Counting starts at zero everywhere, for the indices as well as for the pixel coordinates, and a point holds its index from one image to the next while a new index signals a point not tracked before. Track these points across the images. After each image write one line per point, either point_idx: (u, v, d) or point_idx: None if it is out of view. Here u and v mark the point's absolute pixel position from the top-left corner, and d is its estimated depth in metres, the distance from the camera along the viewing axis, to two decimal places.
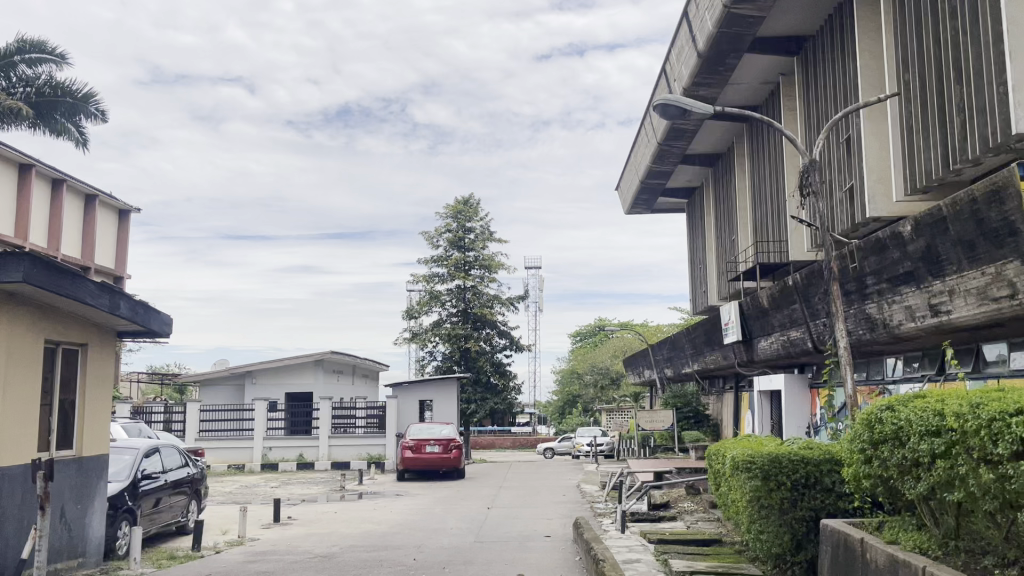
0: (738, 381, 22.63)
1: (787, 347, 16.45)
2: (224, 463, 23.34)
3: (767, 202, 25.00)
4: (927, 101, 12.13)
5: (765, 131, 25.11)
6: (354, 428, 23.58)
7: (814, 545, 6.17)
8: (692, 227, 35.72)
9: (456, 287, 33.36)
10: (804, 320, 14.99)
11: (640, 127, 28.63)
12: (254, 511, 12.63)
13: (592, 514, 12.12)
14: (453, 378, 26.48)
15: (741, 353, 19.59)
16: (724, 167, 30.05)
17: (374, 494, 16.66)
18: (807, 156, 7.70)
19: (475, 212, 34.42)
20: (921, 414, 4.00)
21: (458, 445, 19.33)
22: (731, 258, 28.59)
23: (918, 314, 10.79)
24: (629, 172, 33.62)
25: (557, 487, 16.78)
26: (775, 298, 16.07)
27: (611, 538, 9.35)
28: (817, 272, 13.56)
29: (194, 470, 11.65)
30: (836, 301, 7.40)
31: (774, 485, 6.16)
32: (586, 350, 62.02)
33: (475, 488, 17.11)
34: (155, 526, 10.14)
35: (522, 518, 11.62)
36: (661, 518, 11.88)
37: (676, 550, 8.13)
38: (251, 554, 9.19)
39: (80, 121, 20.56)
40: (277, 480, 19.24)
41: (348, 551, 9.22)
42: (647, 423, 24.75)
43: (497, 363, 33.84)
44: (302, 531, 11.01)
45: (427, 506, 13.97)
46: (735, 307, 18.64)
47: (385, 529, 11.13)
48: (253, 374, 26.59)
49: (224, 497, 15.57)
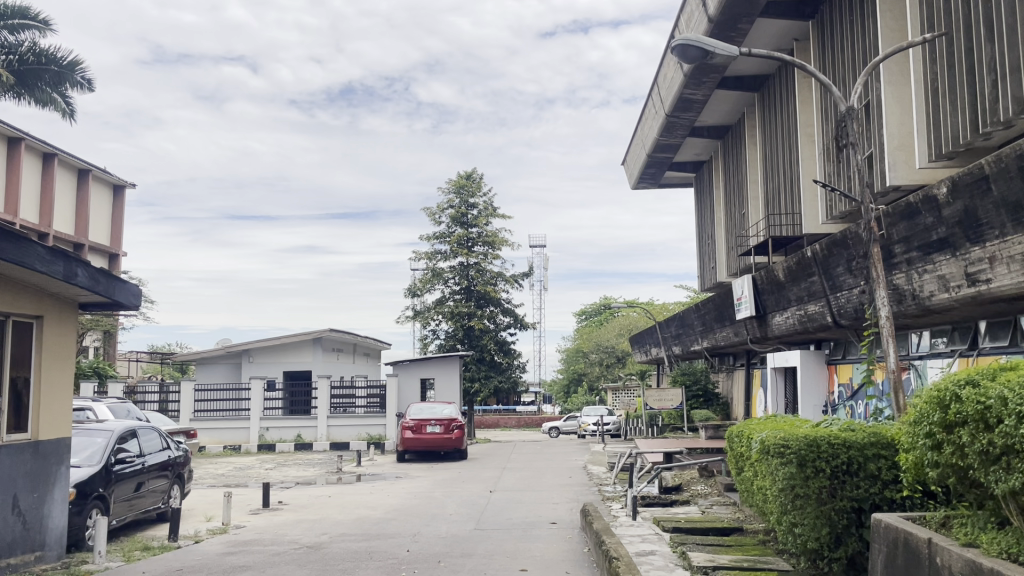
0: (749, 358, 21.94)
1: (804, 322, 15.67)
2: (219, 443, 22.71)
3: (779, 174, 24.12)
4: (954, 59, 11.25)
5: (777, 100, 24.14)
6: (354, 408, 23.07)
7: (855, 539, 5.47)
8: (700, 202, 34.86)
9: (459, 264, 32.62)
10: (823, 294, 14.22)
11: (648, 99, 27.68)
12: (242, 496, 11.93)
13: (600, 498, 11.40)
14: (455, 356, 25.79)
15: (753, 329, 18.83)
16: (733, 140, 29.15)
17: (373, 476, 16.00)
18: (843, 103, 6.90)
19: (478, 188, 33.58)
20: (1017, 390, 3.26)
21: (460, 425, 18.70)
22: (741, 232, 27.77)
23: (952, 284, 10.02)
24: (635, 146, 32.73)
25: (563, 469, 16.10)
26: (792, 271, 15.30)
27: (623, 526, 8.63)
28: (839, 242, 12.77)
29: (177, 453, 10.94)
30: (877, 266, 6.57)
31: (813, 471, 5.44)
32: (591, 328, 61.37)
33: (478, 469, 16.46)
34: (132, 513, 9.45)
35: (526, 504, 10.94)
36: (674, 502, 11.16)
37: (694, 541, 7.42)
38: (233, 544, 8.50)
39: (66, 91, 19.75)
40: (273, 461, 18.60)
41: (338, 541, 8.48)
42: (656, 402, 24.08)
43: (501, 341, 33.15)
44: (290, 518, 10.29)
45: (426, 490, 13.27)
46: (748, 281, 17.83)
47: (380, 516, 10.41)
48: (250, 352, 25.93)
49: (216, 480, 14.91)
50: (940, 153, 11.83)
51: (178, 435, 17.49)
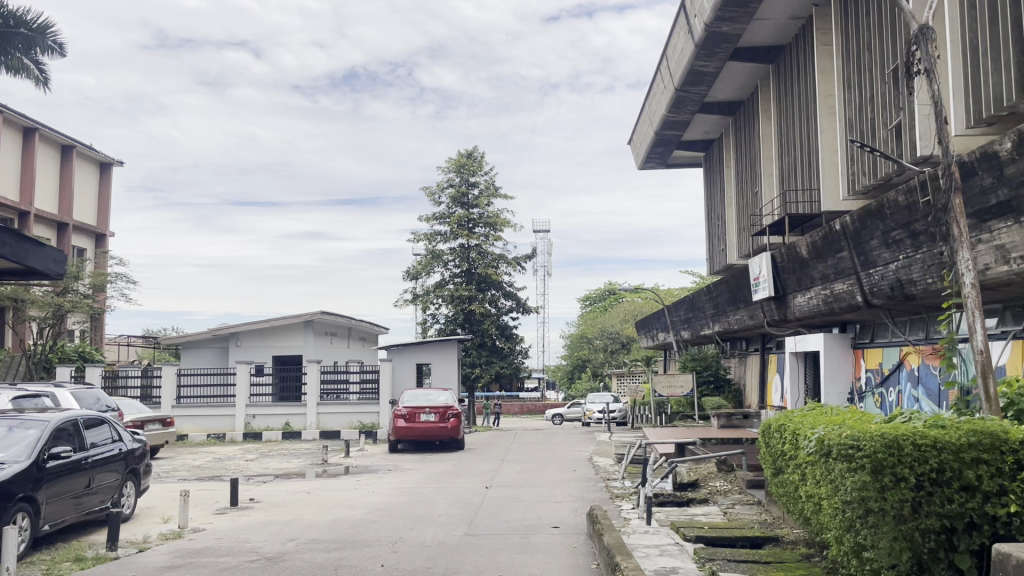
0: (764, 343, 20.74)
1: (829, 303, 14.43)
2: (203, 432, 21.55)
3: (795, 150, 22.82)
4: (996, 15, 9.78)
5: (794, 73, 22.78)
6: (347, 395, 21.90)
7: (944, 567, 4.24)
8: (709, 180, 33.55)
9: (460, 246, 31.31)
10: (853, 271, 12.97)
11: (656, 72, 26.27)
12: (209, 493, 10.76)
13: (608, 496, 10.23)
14: (453, 340, 24.63)
15: (771, 311, 17.58)
16: (745, 115, 27.79)
17: (362, 468, 14.83)
18: (916, 21, 5.64)
19: (479, 166, 32.22)
20: None
21: (456, 414, 17.50)
22: (753, 211, 26.49)
23: (1013, 256, 8.66)
24: (642, 123, 31.39)
25: (566, 461, 14.92)
26: (817, 247, 14.07)
27: (637, 533, 7.41)
28: (874, 211, 11.51)
29: (134, 444, 9.67)
30: (959, 221, 5.38)
31: (891, 480, 4.20)
32: (596, 313, 60.03)
33: (474, 461, 15.28)
34: (74, 514, 8.24)
35: (525, 503, 9.76)
36: (691, 501, 10.01)
37: (724, 558, 6.20)
38: (183, 554, 7.33)
39: (38, 57, 18.52)
40: (256, 451, 17.43)
41: (302, 552, 7.30)
42: (665, 388, 22.94)
43: (503, 326, 31.90)
44: (257, 520, 9.12)
45: (416, 485, 12.09)
46: (766, 259, 16.59)
47: (360, 517, 9.24)
48: (237, 335, 24.72)
49: (190, 473, 13.73)
50: (976, 119, 10.32)
51: (152, 424, 16.29)
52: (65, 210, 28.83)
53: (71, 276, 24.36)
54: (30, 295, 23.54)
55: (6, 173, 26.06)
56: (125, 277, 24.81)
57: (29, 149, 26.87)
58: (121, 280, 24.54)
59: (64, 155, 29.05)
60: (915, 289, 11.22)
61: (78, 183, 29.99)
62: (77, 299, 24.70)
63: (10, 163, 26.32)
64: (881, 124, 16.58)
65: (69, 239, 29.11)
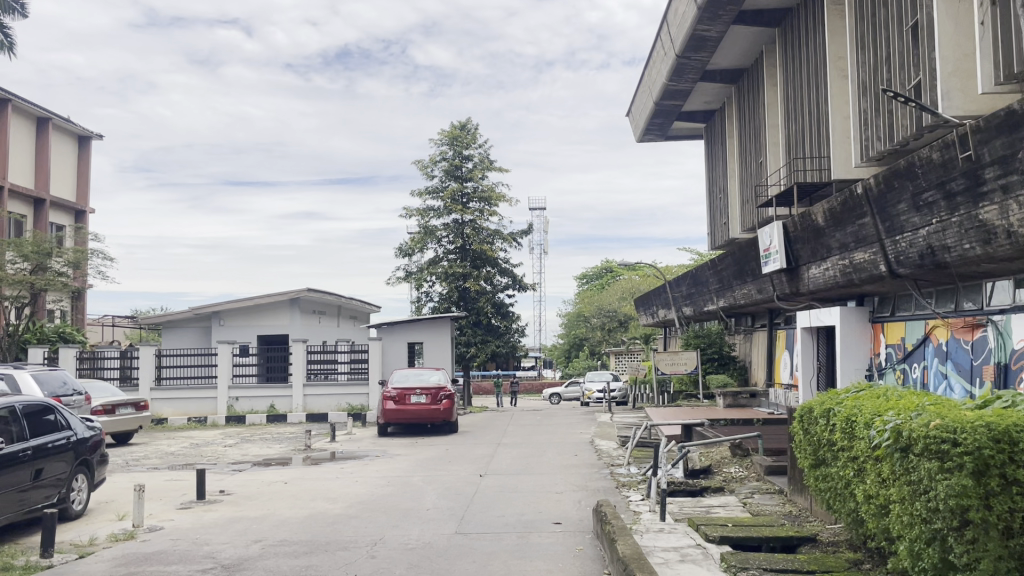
0: (771, 318, 19.79)
1: (847, 274, 13.45)
2: (183, 415, 20.60)
3: (802, 117, 21.75)
4: None
5: (801, 36, 21.65)
6: (336, 375, 20.93)
7: None
8: (711, 152, 32.44)
9: (454, 221, 30.26)
10: (876, 237, 11.98)
11: (656, 37, 25.08)
12: (175, 485, 9.77)
13: (614, 485, 9.28)
14: (446, 318, 23.66)
15: (782, 284, 16.62)
16: (749, 83, 26.64)
17: (348, 454, 13.87)
18: None
19: (473, 138, 31.08)
20: None
21: (449, 395, 16.52)
22: (757, 182, 25.42)
23: None
24: (641, 93, 30.27)
25: (566, 445, 13.96)
26: (835, 214, 13.05)
27: (652, 534, 6.43)
28: (902, 171, 10.50)
29: (87, 434, 8.65)
30: None
31: (999, 482, 3.30)
32: (592, 291, 59.03)
33: (469, 445, 14.31)
34: (12, 512, 7.27)
35: (522, 494, 8.81)
36: (705, 491, 9.09)
37: (759, 566, 5.24)
38: (128, 561, 6.34)
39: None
40: (237, 436, 16.43)
41: (266, 558, 6.31)
42: (668, 366, 22.24)
43: (499, 304, 30.90)
44: (222, 517, 8.13)
45: (405, 473, 11.13)
46: (778, 229, 15.60)
47: (339, 512, 8.27)
48: (220, 314, 23.69)
49: (162, 461, 12.75)
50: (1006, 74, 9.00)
51: (125, 408, 15.30)
52: (41, 184, 27.66)
53: (45, 253, 23.27)
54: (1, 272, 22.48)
55: None
56: (103, 253, 23.71)
57: (1, 121, 25.75)
58: (97, 256, 23.45)
59: (40, 127, 27.89)
60: (949, 256, 10.25)
61: (55, 156, 28.82)
62: (52, 277, 23.64)
63: None
64: (899, 84, 15.48)
65: (47, 215, 27.99)
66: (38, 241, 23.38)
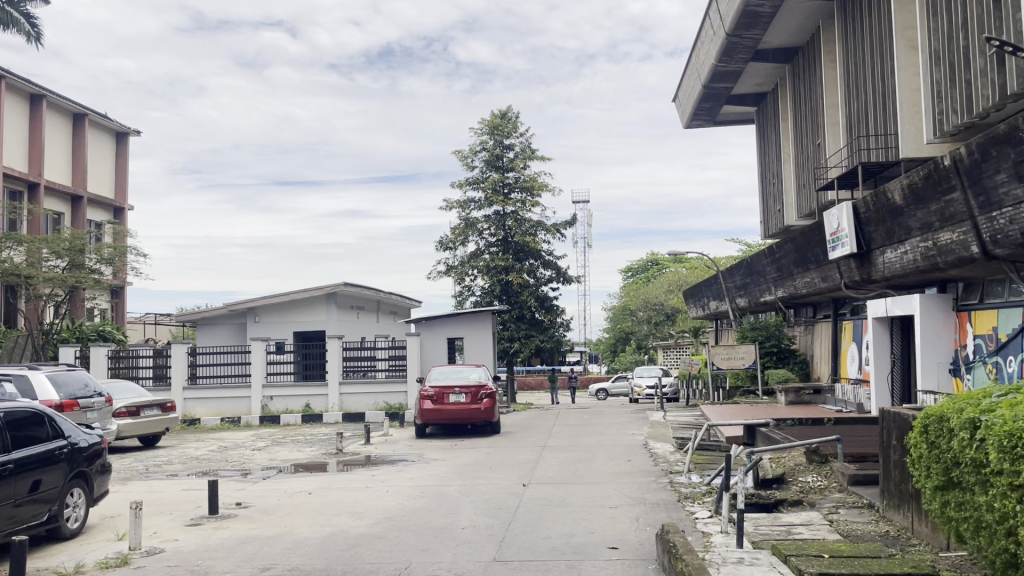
0: (836, 308, 18.40)
1: (929, 257, 12.08)
2: (217, 415, 19.95)
3: (865, 93, 20.20)
4: None
5: (862, 7, 20.03)
6: (374, 372, 20.08)
7: None
8: (762, 135, 30.89)
9: (495, 213, 29.22)
10: (967, 215, 10.64)
11: (706, 16, 23.65)
12: (189, 497, 8.88)
13: (675, 499, 8.17)
14: (487, 313, 22.69)
15: (851, 271, 15.25)
16: (804, 62, 25.05)
17: (383, 458, 12.91)
18: None
19: (513, 126, 29.99)
20: None
21: (489, 394, 15.49)
22: (816, 164, 23.85)
23: None
24: (689, 74, 28.81)
25: (618, 447, 12.80)
26: (916, 190, 11.68)
27: (732, 569, 5.31)
28: (1002, 139, 9.15)
29: (84, 442, 7.76)
30: None
31: None
32: (638, 284, 57.34)
33: (514, 448, 13.25)
34: None
35: (571, 510, 7.73)
36: (780, 504, 7.93)
37: None
38: None
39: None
40: (268, 438, 15.62)
41: None
42: (724, 360, 21.14)
43: (543, 297, 29.80)
44: (234, 537, 7.21)
45: (441, 481, 10.13)
46: (846, 211, 14.21)
47: (363, 531, 7.29)
48: (255, 311, 23.06)
49: (185, 467, 11.92)
50: None
51: (150, 409, 14.54)
52: (79, 182, 27.30)
53: (79, 250, 22.72)
54: (35, 270, 22.02)
55: (13, 143, 24.62)
56: (136, 249, 23.03)
57: (36, 118, 25.40)
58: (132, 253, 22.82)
59: (76, 125, 27.54)
60: None
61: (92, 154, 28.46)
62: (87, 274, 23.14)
63: (18, 134, 24.92)
64: (977, 51, 13.85)
65: (85, 212, 27.64)
66: (72, 238, 22.85)
